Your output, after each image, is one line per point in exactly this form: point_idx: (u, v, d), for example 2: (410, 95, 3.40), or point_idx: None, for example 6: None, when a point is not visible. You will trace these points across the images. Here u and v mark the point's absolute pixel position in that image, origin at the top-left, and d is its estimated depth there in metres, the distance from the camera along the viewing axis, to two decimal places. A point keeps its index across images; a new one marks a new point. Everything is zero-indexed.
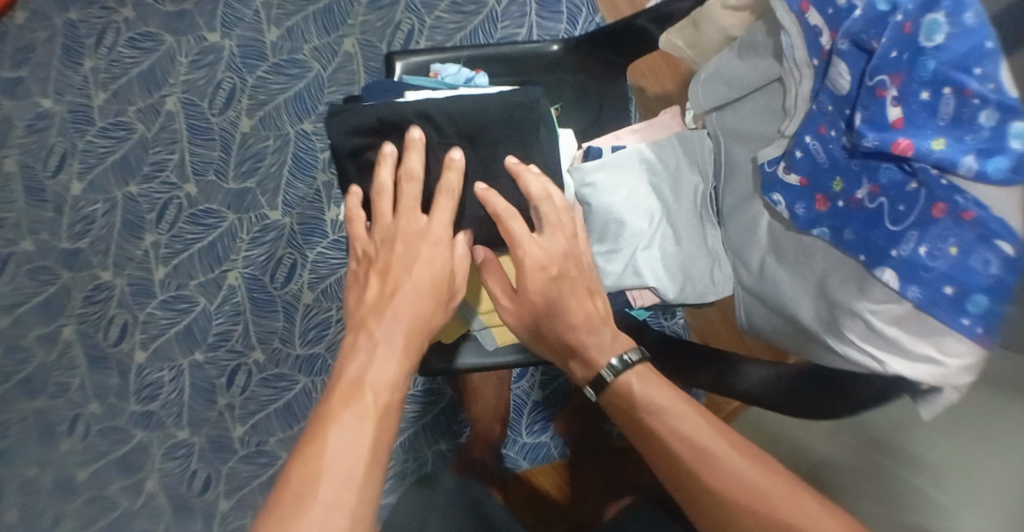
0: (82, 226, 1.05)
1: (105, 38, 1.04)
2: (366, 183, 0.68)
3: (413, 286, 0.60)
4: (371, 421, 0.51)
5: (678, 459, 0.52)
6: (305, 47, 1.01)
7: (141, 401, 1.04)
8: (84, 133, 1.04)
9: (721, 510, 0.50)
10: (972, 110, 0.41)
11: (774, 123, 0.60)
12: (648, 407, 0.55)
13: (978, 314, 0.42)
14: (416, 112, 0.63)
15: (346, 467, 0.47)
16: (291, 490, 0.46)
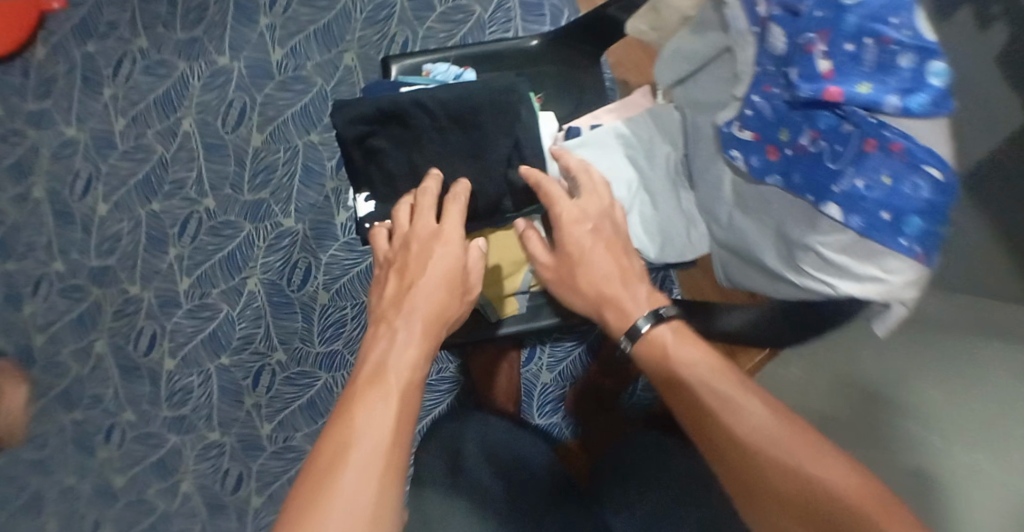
0: (109, 244, 1.13)
1: (123, 67, 1.12)
2: (369, 170, 0.74)
3: (439, 278, 0.64)
4: (398, 401, 0.56)
5: (701, 407, 0.57)
6: (307, 64, 1.07)
7: (172, 406, 1.11)
8: (108, 157, 1.12)
9: (740, 453, 0.54)
10: (892, 55, 0.52)
11: (728, 89, 0.66)
12: (679, 358, 0.60)
13: (915, 234, 0.52)
14: (412, 100, 0.71)
15: (372, 441, 0.52)
16: (327, 455, 0.52)
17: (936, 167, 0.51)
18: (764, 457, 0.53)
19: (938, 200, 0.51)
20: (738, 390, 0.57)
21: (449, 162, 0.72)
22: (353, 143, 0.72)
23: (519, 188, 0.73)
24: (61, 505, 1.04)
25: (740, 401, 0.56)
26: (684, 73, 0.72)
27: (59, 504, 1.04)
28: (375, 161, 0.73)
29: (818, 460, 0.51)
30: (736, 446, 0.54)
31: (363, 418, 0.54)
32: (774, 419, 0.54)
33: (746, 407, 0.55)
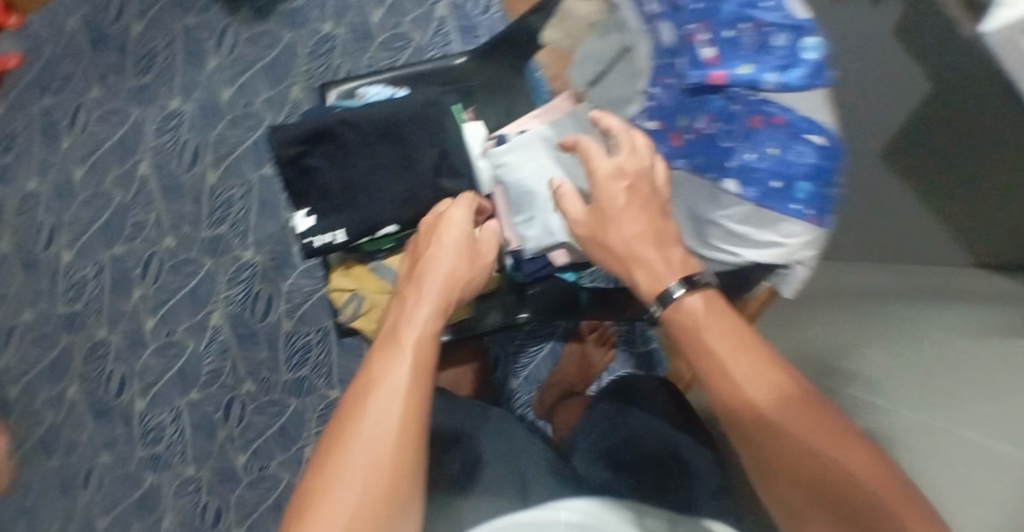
0: (76, 290, 1.16)
1: (79, 117, 1.15)
2: (305, 188, 0.75)
3: (456, 261, 0.66)
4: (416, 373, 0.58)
5: (724, 376, 0.55)
6: (257, 100, 1.11)
7: (147, 445, 1.13)
8: (70, 206, 1.15)
9: (753, 424, 0.54)
10: (768, 36, 0.59)
11: (633, 84, 0.70)
12: (711, 329, 0.56)
13: (805, 197, 0.59)
14: (339, 118, 0.73)
15: (391, 392, 0.56)
16: (346, 424, 0.55)
17: (817, 132, 0.59)
18: (792, 443, 0.52)
19: (822, 163, 0.58)
20: (770, 369, 0.54)
21: (381, 172, 0.74)
22: (287, 161, 0.74)
23: (450, 195, 0.74)
24: None
25: (773, 379, 0.54)
26: (597, 74, 0.74)
27: None
28: (311, 179, 0.75)
29: (848, 448, 0.51)
30: (762, 426, 0.53)
31: (380, 389, 0.56)
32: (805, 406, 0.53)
33: (765, 384, 0.54)
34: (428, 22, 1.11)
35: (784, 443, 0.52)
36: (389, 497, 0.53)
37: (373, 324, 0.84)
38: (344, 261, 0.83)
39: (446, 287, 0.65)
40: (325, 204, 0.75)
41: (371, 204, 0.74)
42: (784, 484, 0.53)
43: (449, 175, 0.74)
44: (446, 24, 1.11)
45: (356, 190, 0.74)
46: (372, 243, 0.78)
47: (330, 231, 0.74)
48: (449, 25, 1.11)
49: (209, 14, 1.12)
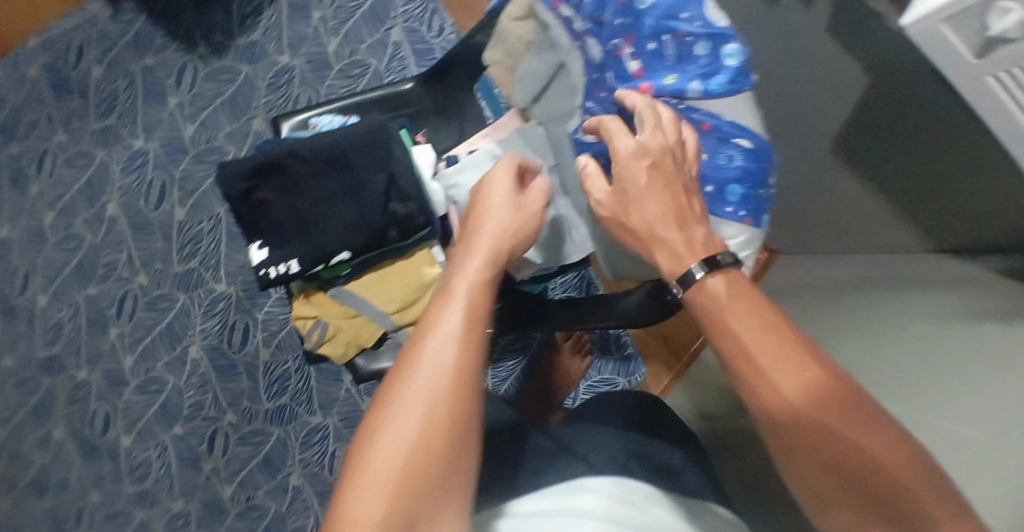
0: (53, 333, 1.15)
1: (45, 163, 1.16)
2: (257, 221, 0.77)
3: (508, 225, 0.64)
4: (468, 331, 0.56)
5: (737, 357, 0.53)
6: (219, 135, 1.13)
7: (134, 482, 1.12)
8: (41, 251, 1.16)
9: (765, 408, 0.52)
10: (689, 45, 0.62)
11: (570, 100, 0.72)
12: (733, 310, 0.55)
13: (736, 199, 0.63)
14: (287, 151, 0.75)
15: (440, 355, 0.54)
16: (398, 379, 0.54)
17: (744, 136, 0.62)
18: (814, 425, 0.50)
19: (749, 164, 0.62)
20: (796, 354, 0.52)
21: (329, 200, 0.76)
22: (236, 198, 0.75)
23: (400, 218, 0.76)
24: None
25: (799, 362, 0.51)
26: (537, 91, 0.76)
27: None
28: (262, 212, 0.77)
29: (874, 432, 0.49)
30: (790, 411, 0.51)
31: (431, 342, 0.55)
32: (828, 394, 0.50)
33: (789, 370, 0.51)
34: (384, 47, 1.13)
35: (805, 422, 0.50)
36: (441, 457, 0.52)
37: (337, 349, 0.87)
38: (305, 289, 0.86)
39: (498, 247, 0.63)
40: (278, 235, 0.77)
41: (322, 233, 0.76)
42: (804, 465, 0.51)
43: (400, 198, 0.76)
44: (401, 49, 1.13)
45: (306, 221, 0.76)
46: (330, 269, 0.82)
47: (284, 262, 0.76)
48: (404, 49, 1.13)
49: (166, 54, 1.15)
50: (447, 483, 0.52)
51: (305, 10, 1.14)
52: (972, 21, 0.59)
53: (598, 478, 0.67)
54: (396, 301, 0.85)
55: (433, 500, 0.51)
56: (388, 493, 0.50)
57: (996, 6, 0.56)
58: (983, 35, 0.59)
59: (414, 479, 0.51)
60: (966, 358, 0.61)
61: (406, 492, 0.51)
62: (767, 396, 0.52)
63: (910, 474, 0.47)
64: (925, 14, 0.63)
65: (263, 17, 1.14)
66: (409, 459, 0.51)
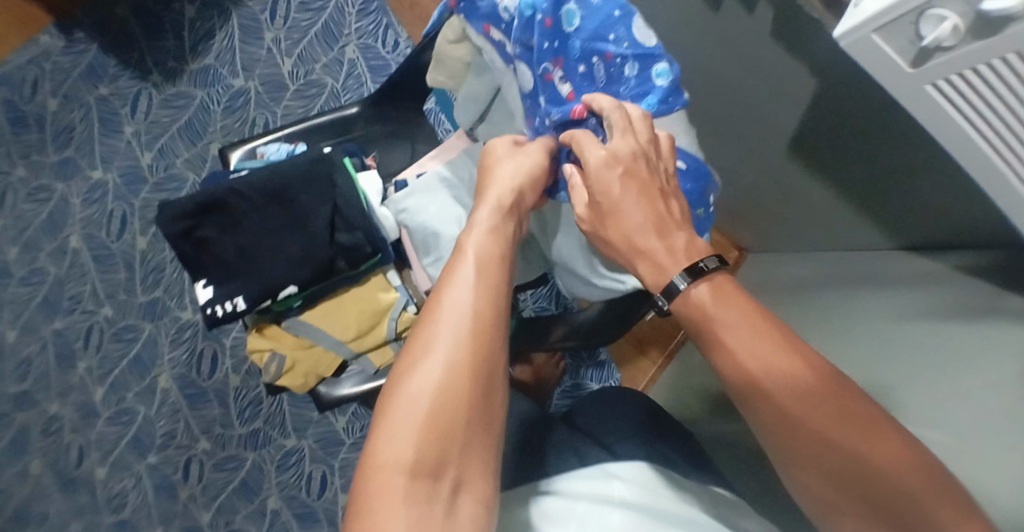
0: (22, 369, 1.14)
1: (4, 199, 1.14)
2: (201, 259, 0.80)
3: (525, 166, 0.62)
4: (488, 274, 0.54)
5: (736, 364, 0.51)
6: (177, 162, 1.12)
7: (113, 512, 1.11)
8: (6, 286, 1.14)
9: (773, 413, 0.49)
10: (617, 66, 0.63)
11: (512, 122, 0.74)
12: (720, 317, 0.52)
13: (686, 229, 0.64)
14: (225, 189, 0.77)
15: (459, 308, 0.52)
16: (422, 324, 0.52)
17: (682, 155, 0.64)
18: (816, 433, 0.47)
19: (690, 187, 0.64)
20: (787, 359, 0.49)
21: (272, 237, 0.79)
22: (179, 238, 0.77)
23: (346, 247, 0.81)
24: None
25: (788, 369, 0.49)
26: (480, 113, 0.77)
27: None
28: (205, 250, 0.80)
29: (869, 434, 0.46)
30: (785, 417, 0.48)
31: (453, 286, 0.53)
32: (820, 399, 0.47)
33: (779, 380, 0.49)
34: (339, 66, 1.12)
35: (800, 432, 0.48)
36: (469, 399, 0.49)
37: (296, 380, 0.89)
38: (259, 322, 0.88)
39: (515, 189, 0.61)
40: (221, 272, 0.80)
41: (265, 268, 0.79)
42: (807, 471, 0.48)
43: (344, 228, 0.81)
44: (357, 66, 1.11)
45: (248, 257, 0.79)
46: (280, 303, 0.84)
47: (229, 299, 0.79)
48: (360, 66, 1.11)
49: (120, 83, 1.15)
50: (479, 426, 0.50)
51: (257, 31, 1.13)
52: (905, 30, 0.48)
53: (622, 464, 0.69)
54: (353, 329, 0.88)
55: (463, 445, 0.49)
56: (419, 435, 0.48)
57: (929, 14, 0.46)
58: (918, 45, 0.49)
59: (443, 421, 0.48)
60: (928, 366, 0.57)
61: (436, 438, 0.48)
62: (763, 404, 0.49)
63: (912, 477, 0.43)
64: (852, 25, 0.51)
65: (215, 41, 1.14)
66: (438, 401, 0.49)
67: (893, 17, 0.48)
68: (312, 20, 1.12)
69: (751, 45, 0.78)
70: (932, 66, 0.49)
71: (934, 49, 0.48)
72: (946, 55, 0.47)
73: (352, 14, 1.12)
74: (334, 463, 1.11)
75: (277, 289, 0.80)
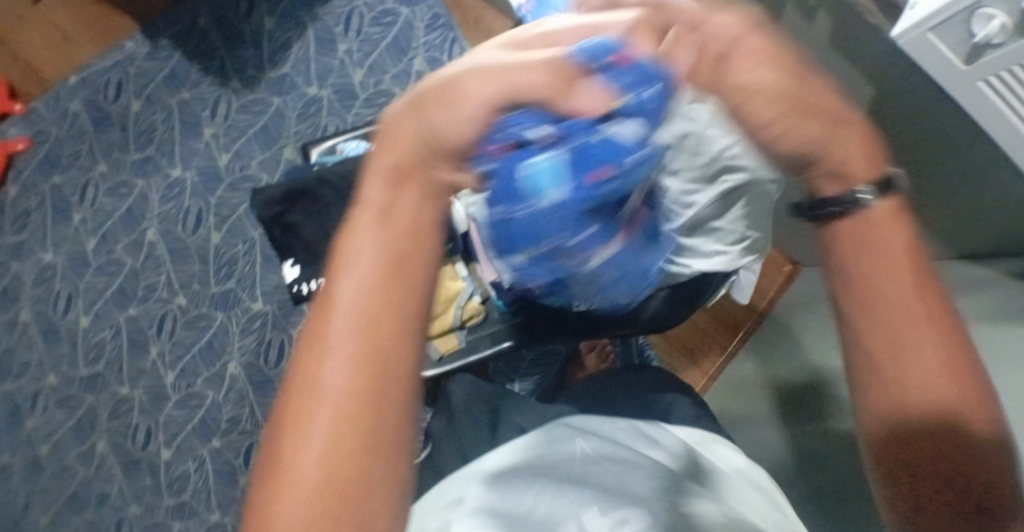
0: (95, 353, 1.22)
1: (87, 191, 1.23)
2: (290, 242, 0.87)
3: (436, 112, 0.37)
4: (378, 329, 0.37)
5: (873, 337, 0.39)
6: (252, 164, 1.19)
7: (174, 494, 1.18)
8: (83, 275, 1.22)
9: (892, 419, 0.39)
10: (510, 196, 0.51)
11: None
12: (883, 287, 0.38)
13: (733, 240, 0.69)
14: (316, 178, 0.84)
15: (332, 393, 0.36)
16: (293, 404, 0.36)
17: (736, 172, 0.63)
18: (907, 464, 0.39)
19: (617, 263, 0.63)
20: (948, 366, 0.38)
21: None
22: (270, 220, 0.84)
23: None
24: None
25: (932, 385, 0.38)
26: None
27: None
28: (293, 234, 0.86)
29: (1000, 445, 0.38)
30: (882, 415, 0.39)
31: (333, 335, 0.36)
32: (964, 392, 0.38)
33: (925, 350, 0.38)
34: (407, 77, 1.19)
35: (915, 417, 0.38)
36: (338, 516, 0.35)
37: None
38: None
39: (411, 131, 0.38)
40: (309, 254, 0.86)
41: None
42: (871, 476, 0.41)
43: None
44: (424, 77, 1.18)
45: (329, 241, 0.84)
46: None
47: (313, 279, 0.85)
48: None
49: (201, 88, 1.23)
50: None
51: (332, 43, 1.21)
52: (957, 28, 0.50)
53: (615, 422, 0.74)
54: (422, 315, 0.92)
55: None
56: None
57: (979, 12, 0.48)
58: (970, 42, 0.50)
59: None
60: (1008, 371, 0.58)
61: None
62: (898, 376, 0.38)
63: None
64: (908, 26, 0.54)
65: (293, 51, 1.22)
66: (311, 516, 0.35)
67: (940, 19, 0.50)
68: (383, 33, 1.20)
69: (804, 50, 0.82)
70: (985, 62, 0.50)
71: (986, 45, 0.49)
72: (997, 51, 0.49)
73: (420, 28, 1.20)
74: None
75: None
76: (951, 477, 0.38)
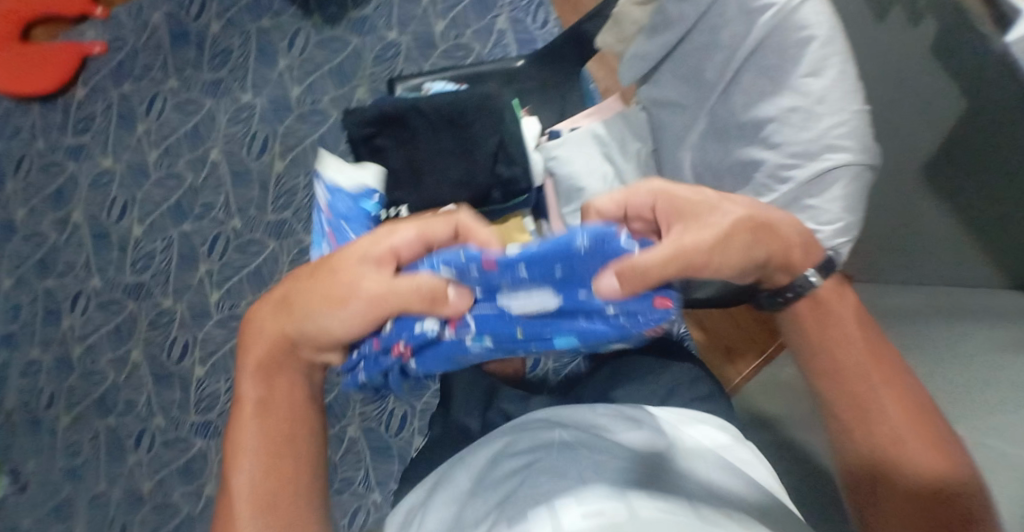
0: (143, 263, 1.23)
1: (156, 103, 1.25)
2: (376, 165, 0.91)
3: (320, 320, 0.60)
4: (280, 435, 0.65)
5: (840, 372, 0.67)
6: (324, 99, 1.21)
7: (200, 412, 1.20)
8: (143, 184, 1.24)
9: (860, 422, 0.65)
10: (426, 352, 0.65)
11: (684, 87, 0.86)
12: (834, 336, 0.68)
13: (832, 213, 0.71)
14: (409, 105, 0.89)
15: (253, 485, 0.62)
16: (227, 505, 0.62)
17: (839, 150, 0.70)
18: (883, 445, 0.64)
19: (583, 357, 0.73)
20: (890, 383, 0.65)
21: (442, 156, 0.89)
22: (360, 140, 0.89)
23: (505, 180, 0.89)
24: (94, 508, 1.20)
25: (881, 396, 0.65)
26: (647, 70, 0.89)
27: (89, 507, 1.20)
28: (379, 157, 0.91)
29: (944, 454, 0.61)
30: (857, 420, 0.66)
31: (245, 443, 0.64)
32: (911, 415, 0.64)
33: (869, 378, 0.65)
34: (488, 35, 1.20)
35: (878, 430, 0.64)
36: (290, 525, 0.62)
37: None
38: None
39: (278, 333, 0.63)
40: (392, 180, 0.91)
41: (431, 183, 0.89)
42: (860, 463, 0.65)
43: (505, 161, 0.89)
44: (505, 37, 1.20)
45: (416, 170, 0.89)
46: None
47: (394, 205, 0.90)
48: (508, 37, 1.20)
49: (283, 18, 1.24)
50: None
51: None
52: None
53: (606, 407, 0.80)
54: None
55: None
56: None
57: None
58: None
59: None
60: (985, 403, 0.68)
61: None
62: (870, 418, 0.65)
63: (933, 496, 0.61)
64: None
65: None
66: None
67: None
68: None
69: (903, 52, 1.00)
70: None
71: None
72: None
73: None
74: (416, 403, 1.19)
75: (437, 206, 0.90)
76: (913, 450, 0.63)
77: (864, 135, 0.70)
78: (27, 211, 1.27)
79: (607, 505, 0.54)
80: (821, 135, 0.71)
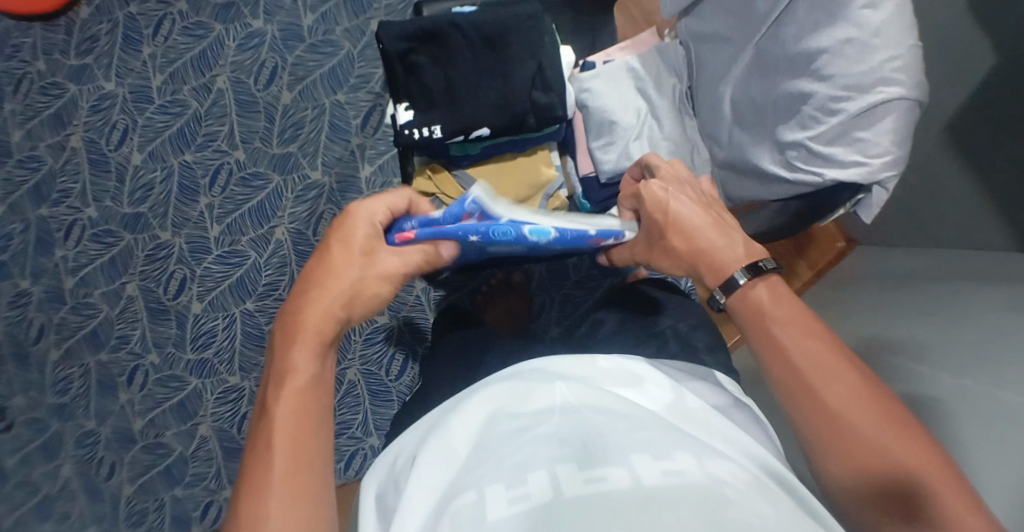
0: (142, 193, 1.19)
1: (162, 27, 1.20)
2: (410, 84, 0.88)
3: (379, 289, 0.68)
4: (311, 406, 0.59)
5: (791, 367, 0.60)
6: (337, 29, 1.19)
7: (197, 349, 1.17)
8: (144, 110, 1.19)
9: (826, 419, 0.57)
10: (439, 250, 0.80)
11: (727, 19, 0.85)
12: (780, 326, 0.62)
13: (878, 150, 0.68)
14: (449, 21, 0.86)
15: (285, 450, 0.56)
16: (257, 474, 0.55)
17: (892, 84, 0.67)
18: (862, 438, 0.55)
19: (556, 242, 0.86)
20: (845, 370, 0.58)
21: (478, 78, 0.88)
22: (398, 56, 0.86)
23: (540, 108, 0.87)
24: (81, 448, 1.15)
25: (841, 380, 0.58)
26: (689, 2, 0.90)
27: (76, 448, 1.15)
28: (412, 74, 0.88)
29: (903, 435, 0.55)
30: (826, 417, 0.57)
31: (279, 411, 0.58)
32: (875, 401, 0.56)
33: (828, 365, 0.58)
34: None
35: (846, 425, 0.56)
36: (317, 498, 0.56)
37: None
38: (431, 165, 0.96)
39: (326, 307, 0.64)
40: (425, 100, 0.88)
41: (465, 105, 0.87)
42: (838, 467, 0.56)
43: (542, 88, 0.89)
44: None
45: (451, 90, 0.87)
46: (464, 146, 0.93)
47: (427, 126, 0.87)
48: None
49: None
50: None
51: None
52: None
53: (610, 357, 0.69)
54: (512, 194, 0.96)
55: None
56: None
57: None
58: None
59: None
60: (990, 366, 0.69)
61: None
62: (824, 412, 0.57)
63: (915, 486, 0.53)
64: None
65: None
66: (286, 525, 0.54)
67: None
68: None
69: None
70: None
71: None
72: None
73: None
74: (417, 348, 1.16)
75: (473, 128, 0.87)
76: (882, 438, 0.55)
77: (917, 70, 0.67)
78: (22, 134, 1.19)
79: (608, 472, 0.51)
80: (876, 68, 0.67)
